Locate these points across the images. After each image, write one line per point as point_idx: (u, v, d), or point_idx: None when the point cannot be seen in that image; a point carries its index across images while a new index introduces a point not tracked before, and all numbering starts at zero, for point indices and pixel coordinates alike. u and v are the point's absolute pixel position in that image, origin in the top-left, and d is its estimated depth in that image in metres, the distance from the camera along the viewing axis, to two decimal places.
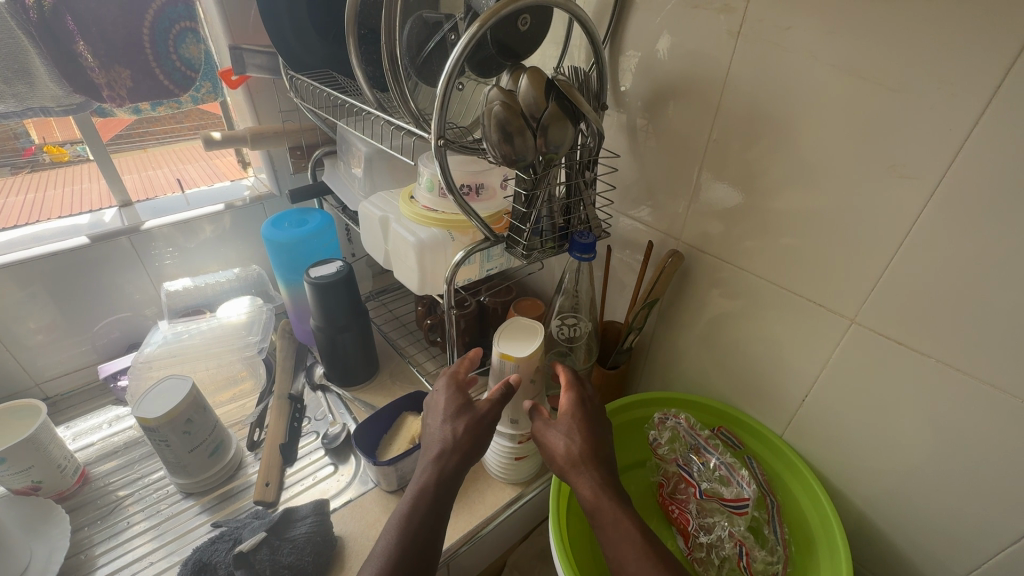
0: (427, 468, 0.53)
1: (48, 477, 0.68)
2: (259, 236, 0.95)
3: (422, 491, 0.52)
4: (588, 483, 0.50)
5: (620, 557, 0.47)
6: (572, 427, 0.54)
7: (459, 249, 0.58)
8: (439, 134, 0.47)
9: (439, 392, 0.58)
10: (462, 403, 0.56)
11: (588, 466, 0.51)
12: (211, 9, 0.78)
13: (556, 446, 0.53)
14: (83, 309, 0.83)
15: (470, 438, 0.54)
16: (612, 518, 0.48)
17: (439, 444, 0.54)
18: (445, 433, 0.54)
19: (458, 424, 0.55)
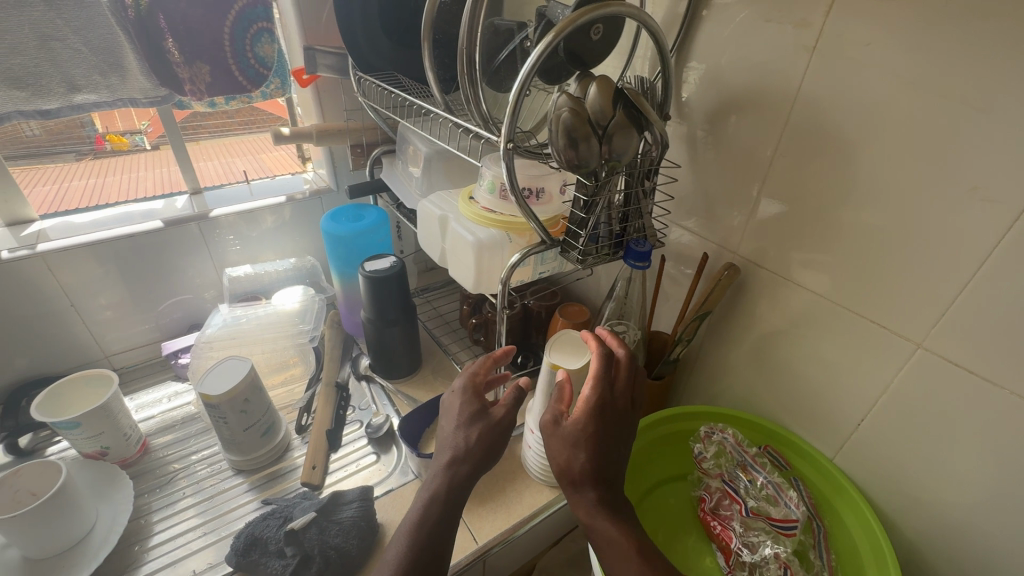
0: (442, 475, 0.53)
1: (115, 444, 0.72)
2: (315, 229, 0.99)
3: (431, 496, 0.52)
4: (584, 503, 0.49)
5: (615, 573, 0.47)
6: (577, 443, 0.50)
7: (515, 250, 0.59)
8: (508, 138, 0.49)
9: (455, 395, 0.58)
10: (477, 410, 0.56)
11: (588, 485, 0.49)
12: (288, 10, 0.81)
13: (558, 461, 0.51)
14: (152, 289, 0.88)
15: (480, 448, 0.54)
16: (607, 540, 0.48)
17: (452, 450, 0.54)
18: (459, 441, 0.54)
19: (470, 432, 0.55)
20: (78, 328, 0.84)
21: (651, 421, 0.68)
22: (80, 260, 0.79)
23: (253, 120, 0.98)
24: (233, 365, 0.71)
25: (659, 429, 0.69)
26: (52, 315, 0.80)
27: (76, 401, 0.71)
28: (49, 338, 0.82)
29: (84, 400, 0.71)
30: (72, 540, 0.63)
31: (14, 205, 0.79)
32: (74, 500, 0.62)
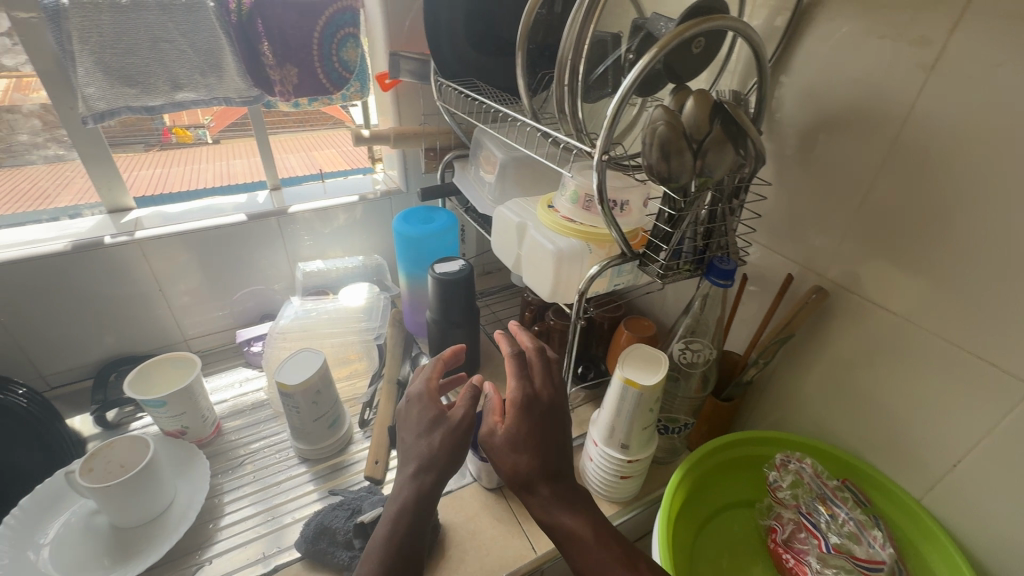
0: (409, 488, 0.50)
1: (194, 424, 0.75)
2: (383, 229, 1.01)
3: (395, 513, 0.50)
4: (540, 501, 0.50)
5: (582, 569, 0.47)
6: (517, 444, 0.51)
7: (595, 262, 0.59)
8: (604, 149, 0.48)
9: (410, 405, 0.57)
10: (433, 416, 0.55)
11: (541, 484, 0.50)
12: (375, 17, 0.84)
13: (503, 466, 0.51)
14: (230, 278, 0.92)
15: (442, 454, 0.52)
16: (567, 536, 0.49)
17: (416, 460, 0.52)
18: (420, 450, 0.52)
19: (430, 440, 0.53)
20: (162, 312, 0.89)
21: (723, 442, 0.66)
22: (170, 248, 0.84)
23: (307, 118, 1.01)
24: (307, 355, 0.74)
25: (725, 451, 0.67)
26: (141, 298, 0.86)
27: (160, 381, 0.75)
28: (137, 319, 0.87)
29: (167, 380, 0.75)
30: (146, 517, 0.66)
31: (116, 194, 0.85)
32: (155, 476, 0.66)
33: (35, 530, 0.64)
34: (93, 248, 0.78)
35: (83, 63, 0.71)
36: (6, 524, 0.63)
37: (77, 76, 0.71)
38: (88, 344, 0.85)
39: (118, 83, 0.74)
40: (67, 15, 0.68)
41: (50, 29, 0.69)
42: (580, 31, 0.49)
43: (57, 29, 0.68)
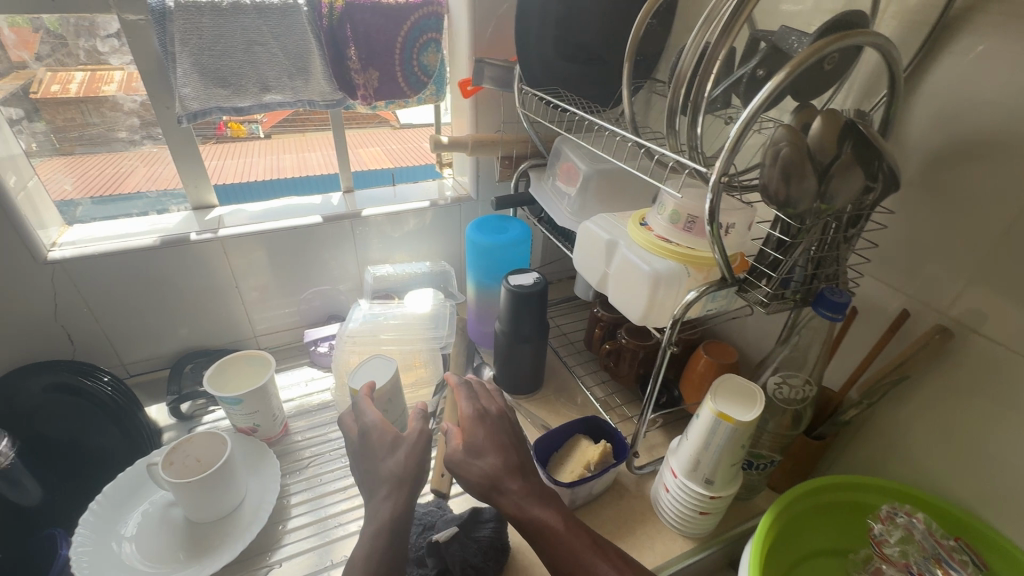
0: (385, 508, 0.57)
1: (265, 423, 0.76)
2: (451, 235, 1.00)
3: (374, 532, 0.56)
4: (511, 501, 0.55)
5: (562, 553, 0.52)
6: (482, 449, 0.58)
7: (694, 285, 0.56)
8: (723, 171, 0.45)
9: (369, 427, 0.64)
10: (391, 443, 0.62)
11: (510, 482, 0.56)
12: (460, 21, 0.83)
13: (474, 475, 0.57)
14: (302, 278, 0.93)
15: (409, 471, 0.60)
16: (540, 529, 0.53)
17: (388, 483, 0.59)
18: (387, 476, 0.60)
19: (395, 463, 0.60)
20: (237, 308, 0.91)
21: (817, 483, 0.61)
22: (249, 246, 0.85)
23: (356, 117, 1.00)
24: (380, 362, 0.74)
25: (818, 496, 0.61)
26: (218, 293, 0.88)
27: (236, 378, 0.76)
28: (214, 313, 0.89)
29: (242, 378, 0.76)
30: (218, 514, 0.67)
31: (201, 191, 0.87)
32: (229, 474, 0.66)
33: (117, 520, 0.65)
34: (179, 244, 0.80)
35: (181, 64, 0.73)
36: (92, 511, 0.65)
37: (175, 77, 0.73)
38: (168, 335, 0.88)
39: (212, 84, 0.75)
40: (171, 17, 0.70)
41: (155, 31, 0.70)
42: (712, 47, 0.45)
43: (161, 31, 0.70)
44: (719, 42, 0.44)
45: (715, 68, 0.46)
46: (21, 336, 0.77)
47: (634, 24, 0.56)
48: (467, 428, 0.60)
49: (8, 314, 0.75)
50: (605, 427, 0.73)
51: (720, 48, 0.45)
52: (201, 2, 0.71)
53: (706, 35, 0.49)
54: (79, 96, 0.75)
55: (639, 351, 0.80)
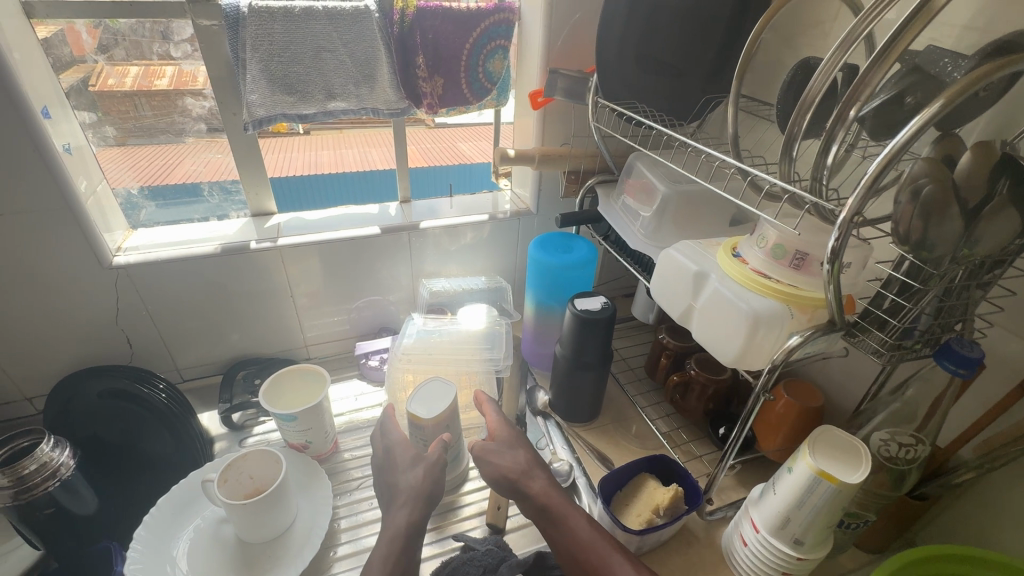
0: (400, 516, 0.62)
1: (316, 440, 0.74)
2: (507, 250, 0.96)
3: (390, 537, 0.60)
4: (540, 482, 0.64)
5: (574, 535, 0.59)
6: (505, 448, 0.68)
7: (797, 328, 0.50)
8: (856, 210, 0.40)
9: (393, 442, 0.69)
10: (411, 458, 0.67)
11: (532, 474, 0.65)
12: (533, 28, 0.79)
13: (502, 466, 0.66)
14: (355, 289, 0.91)
15: (424, 485, 0.64)
16: (563, 507, 0.61)
17: (405, 494, 0.64)
18: (405, 489, 0.64)
19: (414, 476, 0.65)
20: (289, 316, 0.89)
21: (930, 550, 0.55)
22: (306, 256, 0.84)
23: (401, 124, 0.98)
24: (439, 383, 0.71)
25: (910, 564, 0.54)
26: (274, 302, 0.87)
27: (291, 392, 0.75)
28: (268, 322, 0.88)
29: (297, 392, 0.75)
30: (268, 536, 0.65)
31: (262, 199, 0.86)
32: (282, 497, 0.64)
33: (168, 537, 0.64)
34: (239, 252, 0.79)
35: (251, 70, 0.71)
36: (146, 524, 0.63)
37: (244, 83, 0.71)
38: (221, 342, 0.87)
39: (280, 91, 0.73)
40: (245, 23, 0.68)
41: (228, 36, 0.69)
42: (864, 76, 0.40)
43: (234, 36, 0.69)
44: (871, 71, 0.39)
45: (861, 95, 0.41)
46: (83, 339, 0.77)
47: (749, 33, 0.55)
48: (498, 429, 0.70)
49: (72, 316, 0.75)
50: (674, 468, 0.68)
51: (872, 76, 0.39)
52: (275, 7, 0.69)
53: (841, 59, 0.42)
54: (133, 90, 0.73)
55: (710, 386, 0.74)
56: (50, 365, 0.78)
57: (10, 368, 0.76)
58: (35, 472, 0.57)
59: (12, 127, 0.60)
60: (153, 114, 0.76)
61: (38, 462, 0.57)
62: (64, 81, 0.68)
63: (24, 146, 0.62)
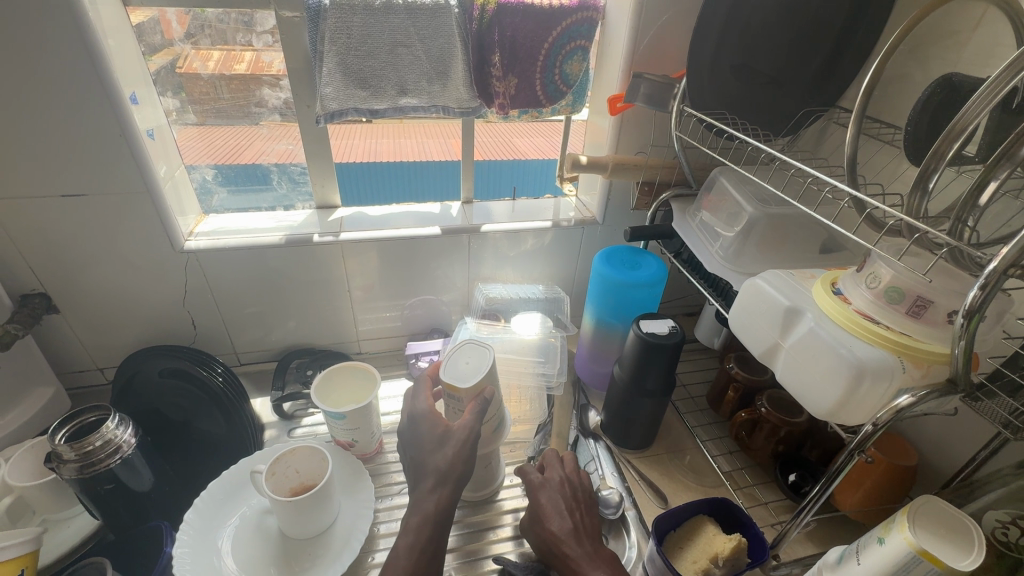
0: (429, 501, 0.57)
1: (362, 439, 0.73)
2: (568, 260, 0.92)
3: (419, 523, 0.56)
4: (572, 560, 0.55)
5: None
6: (542, 516, 0.59)
7: (910, 386, 0.43)
8: (1012, 261, 0.34)
9: (422, 407, 0.63)
10: (439, 437, 0.60)
11: (566, 541, 0.57)
12: (618, 28, 0.74)
13: (542, 537, 0.59)
14: (409, 288, 0.90)
15: (455, 469, 0.59)
16: None
17: (432, 476, 0.59)
18: (433, 468, 0.59)
19: (443, 458, 0.59)
20: (343, 310, 0.89)
21: None
22: (365, 251, 0.83)
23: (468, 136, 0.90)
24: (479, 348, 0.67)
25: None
26: (330, 296, 0.87)
27: (341, 388, 0.74)
28: (324, 315, 0.89)
29: (346, 388, 0.74)
30: (312, 532, 0.64)
31: (327, 191, 0.86)
32: (326, 499, 0.63)
33: (218, 520, 0.65)
34: (303, 244, 0.79)
35: (327, 64, 0.70)
36: (196, 508, 0.64)
37: (320, 76, 0.71)
38: (278, 330, 0.88)
39: (354, 85, 0.73)
40: (326, 16, 0.68)
41: (309, 29, 0.69)
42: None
43: (314, 29, 0.69)
44: None
45: None
46: (152, 318, 0.80)
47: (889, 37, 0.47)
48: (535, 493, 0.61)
49: (144, 295, 0.78)
50: (738, 514, 0.62)
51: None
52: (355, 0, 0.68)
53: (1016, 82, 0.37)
54: (214, 74, 0.73)
55: (782, 428, 0.68)
56: (121, 340, 0.81)
57: (87, 341, 0.80)
58: (100, 448, 0.58)
59: (102, 111, 0.62)
60: (230, 98, 0.75)
61: (103, 440, 0.59)
62: (154, 62, 0.70)
63: (112, 131, 0.63)
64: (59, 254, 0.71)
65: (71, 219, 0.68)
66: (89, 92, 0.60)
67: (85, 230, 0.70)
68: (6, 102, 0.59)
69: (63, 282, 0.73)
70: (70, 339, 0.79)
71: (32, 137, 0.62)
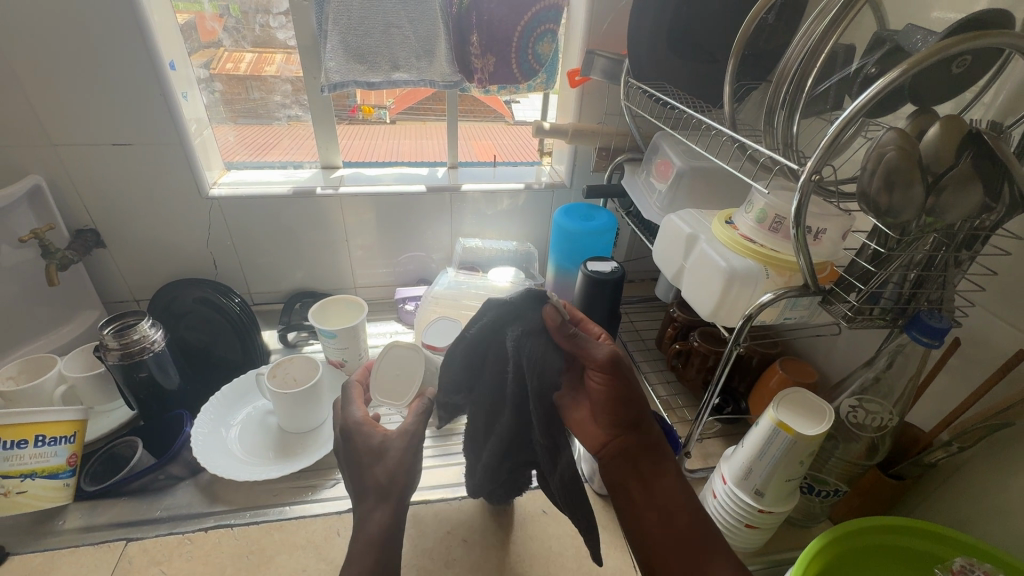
0: (373, 519, 0.55)
1: (351, 359, 0.86)
2: (541, 220, 1.04)
3: (362, 549, 0.53)
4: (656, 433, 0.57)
5: (672, 507, 0.55)
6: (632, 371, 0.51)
7: (770, 288, 0.54)
8: (815, 170, 0.44)
9: (355, 417, 0.60)
10: (375, 450, 0.57)
11: (648, 421, 0.55)
12: (579, 12, 0.86)
13: (640, 395, 0.52)
14: (399, 242, 1.03)
15: (397, 481, 0.56)
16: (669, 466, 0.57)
17: (374, 491, 0.56)
18: (373, 483, 0.56)
19: (382, 472, 0.56)
20: (343, 259, 1.02)
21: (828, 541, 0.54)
22: (361, 206, 0.96)
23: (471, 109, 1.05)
24: (402, 353, 0.68)
25: (863, 538, 0.55)
26: (331, 245, 1.00)
27: (336, 316, 0.87)
28: (326, 263, 1.02)
29: (340, 316, 0.87)
30: (306, 427, 0.77)
31: (331, 153, 0.99)
32: (317, 397, 0.76)
33: (230, 414, 0.79)
34: (307, 196, 0.92)
35: (331, 41, 0.84)
36: (211, 403, 0.78)
37: (325, 51, 0.84)
38: (285, 274, 1.02)
39: (353, 60, 0.86)
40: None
41: (316, 11, 0.83)
42: (820, 41, 0.48)
43: (320, 11, 0.82)
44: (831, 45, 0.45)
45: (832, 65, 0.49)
46: (181, 258, 0.95)
47: (744, 23, 0.61)
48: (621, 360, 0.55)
49: (176, 237, 0.92)
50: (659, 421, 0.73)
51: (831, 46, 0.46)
52: None
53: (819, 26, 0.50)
54: (247, 73, 0.90)
55: (709, 357, 0.78)
56: (154, 276, 0.95)
57: (128, 275, 0.95)
58: (136, 342, 0.72)
59: (148, 74, 0.76)
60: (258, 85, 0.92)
61: (140, 335, 0.72)
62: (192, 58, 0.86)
63: (155, 91, 0.78)
64: (107, 196, 0.86)
65: (118, 165, 0.83)
66: (138, 59, 0.75)
67: (129, 175, 0.84)
68: (74, 63, 0.74)
69: (110, 220, 0.88)
70: (114, 272, 0.94)
71: (90, 94, 0.76)
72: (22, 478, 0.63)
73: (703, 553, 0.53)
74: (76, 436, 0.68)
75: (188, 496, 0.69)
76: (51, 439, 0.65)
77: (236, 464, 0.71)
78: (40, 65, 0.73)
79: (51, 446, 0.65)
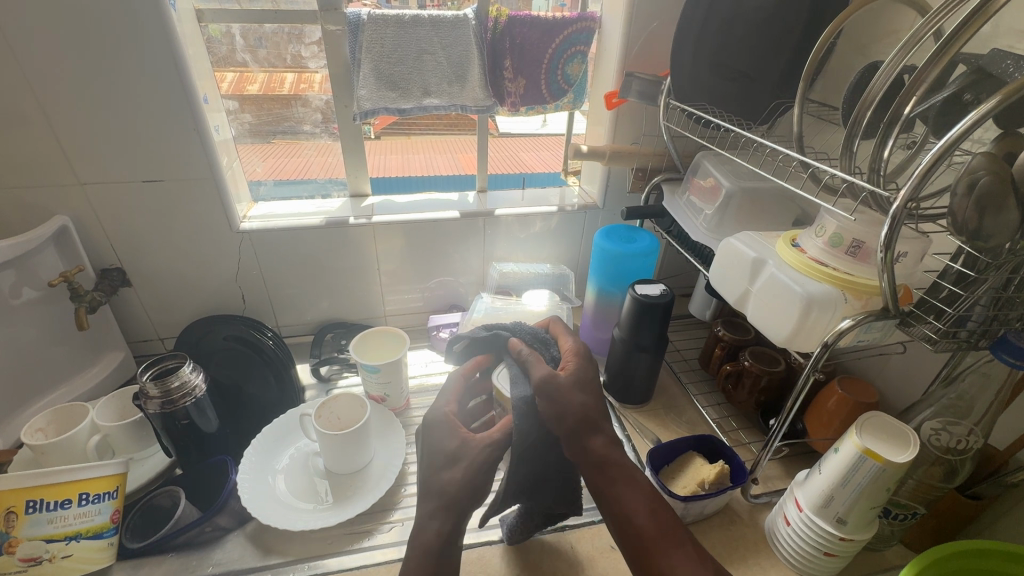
0: (429, 528, 0.51)
1: (393, 393, 0.83)
2: (573, 240, 1.04)
3: (418, 558, 0.50)
4: (604, 437, 0.55)
5: (629, 514, 0.51)
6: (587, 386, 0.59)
7: (851, 313, 0.53)
8: (908, 197, 0.43)
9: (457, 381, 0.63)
10: (449, 454, 0.55)
11: (596, 428, 0.56)
12: (614, 34, 0.85)
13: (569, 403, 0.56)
14: (430, 268, 1.01)
15: (461, 492, 0.52)
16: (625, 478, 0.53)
17: (436, 500, 0.53)
18: (441, 491, 0.53)
19: (451, 477, 0.53)
20: (373, 289, 1.00)
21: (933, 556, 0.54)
22: (393, 234, 0.94)
23: (457, 123, 1.01)
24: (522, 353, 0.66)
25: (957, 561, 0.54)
26: (363, 275, 0.98)
27: (376, 349, 0.85)
28: (356, 293, 1.00)
29: (378, 348, 0.85)
30: (350, 468, 0.74)
31: (360, 182, 0.98)
32: (364, 438, 0.73)
33: (272, 459, 0.75)
34: (339, 226, 0.90)
35: (363, 69, 0.82)
36: (254, 448, 0.75)
37: (357, 79, 0.83)
38: (312, 305, 0.99)
39: (385, 87, 0.84)
40: (363, 28, 0.80)
41: (349, 40, 0.81)
42: None
43: (354, 40, 0.81)
44: None
45: (919, 90, 0.49)
46: (207, 293, 0.91)
47: (811, 48, 0.61)
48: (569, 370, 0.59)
49: (203, 273, 0.89)
50: (721, 446, 0.72)
51: None
52: (389, 15, 0.80)
53: (899, 59, 0.51)
54: (228, 93, 0.85)
55: (763, 377, 0.76)
56: (180, 313, 0.92)
57: (153, 314, 0.91)
58: (178, 387, 0.69)
59: (182, 108, 0.74)
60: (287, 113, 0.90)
61: (181, 381, 0.70)
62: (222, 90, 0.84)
63: (187, 125, 0.75)
64: (134, 234, 0.83)
65: (146, 201, 0.80)
66: (172, 93, 0.73)
67: (157, 210, 0.81)
68: (102, 99, 0.71)
69: (136, 258, 0.85)
70: (139, 311, 0.90)
71: (119, 131, 0.74)
72: (67, 540, 0.60)
73: (658, 556, 0.49)
74: (118, 491, 0.64)
75: (239, 549, 0.66)
76: (94, 496, 0.62)
77: (287, 512, 0.68)
78: (69, 104, 0.71)
79: (95, 504, 0.62)
